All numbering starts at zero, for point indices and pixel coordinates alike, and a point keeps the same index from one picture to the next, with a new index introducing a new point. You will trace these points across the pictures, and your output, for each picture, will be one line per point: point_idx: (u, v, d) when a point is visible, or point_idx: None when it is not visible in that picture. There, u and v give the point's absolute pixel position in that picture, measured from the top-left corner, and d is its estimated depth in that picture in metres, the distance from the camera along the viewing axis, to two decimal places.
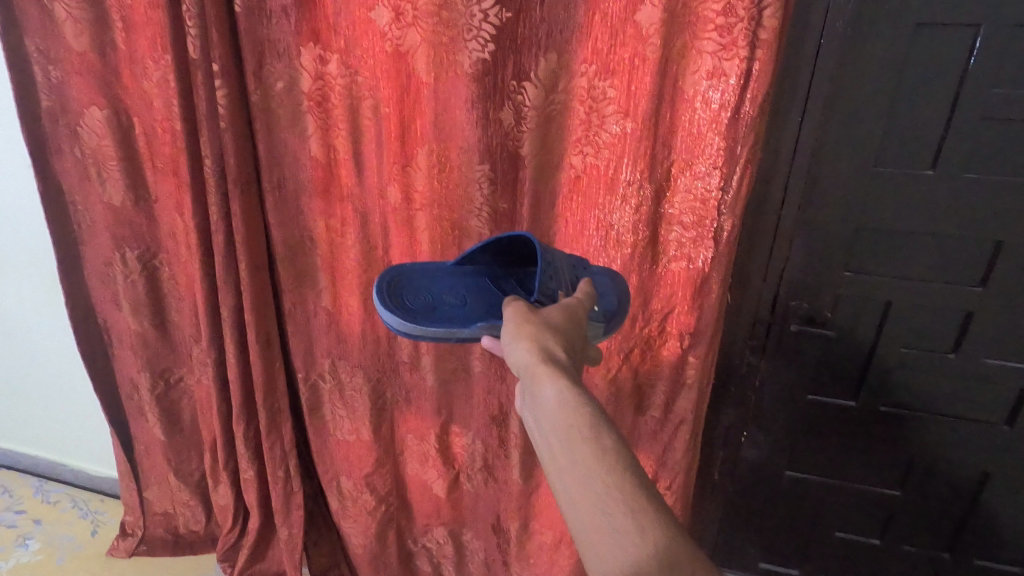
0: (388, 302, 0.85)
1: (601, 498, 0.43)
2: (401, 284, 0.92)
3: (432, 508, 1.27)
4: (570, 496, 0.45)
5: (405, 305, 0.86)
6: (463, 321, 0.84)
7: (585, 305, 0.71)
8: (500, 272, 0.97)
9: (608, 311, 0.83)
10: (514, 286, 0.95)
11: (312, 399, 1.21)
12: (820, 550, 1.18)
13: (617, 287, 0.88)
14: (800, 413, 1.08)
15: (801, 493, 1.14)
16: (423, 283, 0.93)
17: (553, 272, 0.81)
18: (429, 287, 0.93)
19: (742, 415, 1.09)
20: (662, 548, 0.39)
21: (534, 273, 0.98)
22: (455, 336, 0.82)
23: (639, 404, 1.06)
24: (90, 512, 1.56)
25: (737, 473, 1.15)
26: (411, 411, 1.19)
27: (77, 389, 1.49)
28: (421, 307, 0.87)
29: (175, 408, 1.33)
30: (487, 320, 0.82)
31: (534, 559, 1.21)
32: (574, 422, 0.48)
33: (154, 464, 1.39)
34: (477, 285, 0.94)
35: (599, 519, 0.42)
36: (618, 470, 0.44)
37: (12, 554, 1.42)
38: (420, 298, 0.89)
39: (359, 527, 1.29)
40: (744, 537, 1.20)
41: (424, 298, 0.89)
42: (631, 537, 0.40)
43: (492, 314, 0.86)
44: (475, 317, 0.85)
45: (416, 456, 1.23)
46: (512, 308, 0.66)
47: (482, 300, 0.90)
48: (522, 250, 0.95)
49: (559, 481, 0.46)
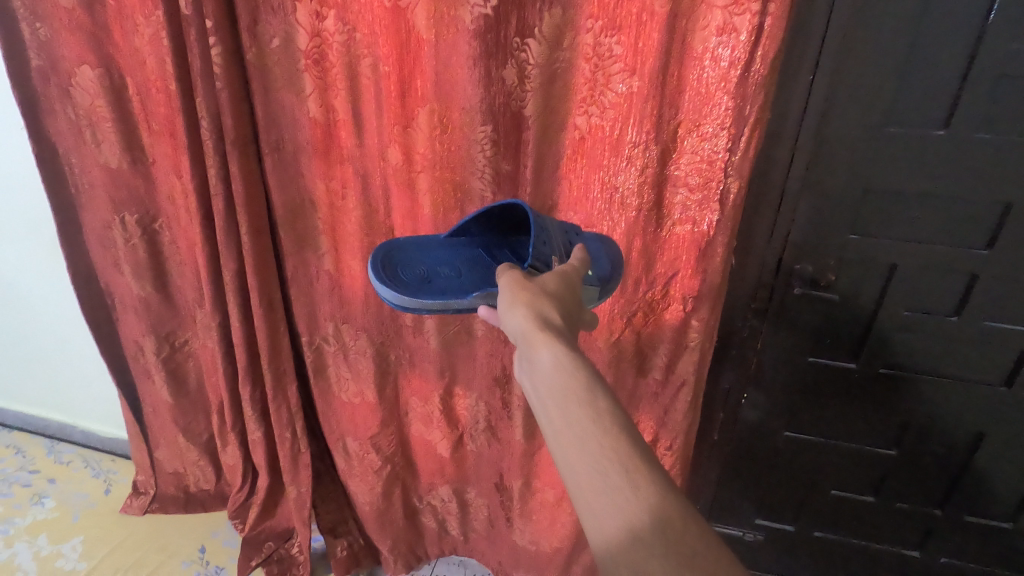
0: (383, 276, 0.85)
1: (597, 458, 0.43)
2: (395, 258, 0.91)
3: (436, 467, 1.30)
4: (566, 458, 0.45)
5: (400, 279, 0.86)
6: (459, 292, 0.84)
7: (579, 272, 0.71)
8: (493, 242, 0.96)
9: (602, 276, 0.83)
10: (508, 255, 0.94)
11: (317, 362, 1.22)
12: (814, 506, 1.21)
13: (610, 253, 0.87)
14: (800, 374, 1.08)
15: (797, 452, 1.16)
16: (417, 256, 0.93)
17: (547, 238, 0.80)
18: (423, 259, 0.92)
19: (742, 376, 1.10)
20: (656, 504, 0.40)
21: (527, 241, 0.97)
22: (452, 307, 0.81)
23: (640, 365, 1.07)
24: (101, 471, 1.60)
25: (736, 434, 1.16)
26: (415, 373, 1.20)
27: (84, 354, 1.51)
28: (416, 279, 0.86)
29: (182, 371, 1.34)
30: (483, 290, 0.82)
31: (537, 516, 1.25)
32: (571, 386, 0.48)
33: (162, 426, 1.41)
34: (471, 256, 0.93)
35: (593, 479, 0.43)
36: (613, 433, 0.44)
37: (29, 511, 1.47)
38: (415, 271, 0.89)
39: (365, 486, 1.31)
40: (740, 496, 1.23)
41: (419, 271, 0.89)
42: (624, 495, 0.41)
43: (487, 284, 0.86)
44: (470, 287, 0.85)
45: (420, 417, 1.25)
46: (507, 275, 0.65)
47: (477, 271, 0.90)
48: (514, 219, 0.94)
49: (556, 444, 0.47)
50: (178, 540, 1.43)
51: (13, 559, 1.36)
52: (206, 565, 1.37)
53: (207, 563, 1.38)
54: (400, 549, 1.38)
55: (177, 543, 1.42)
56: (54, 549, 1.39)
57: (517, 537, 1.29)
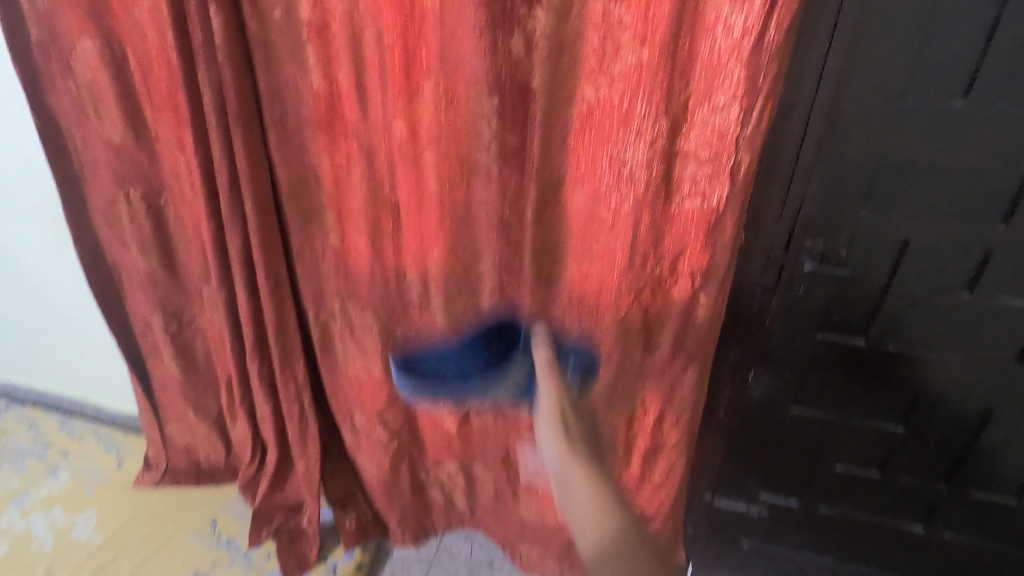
0: (409, 385, 1.22)
1: (586, 492, 0.81)
2: (412, 347, 1.19)
3: (443, 443, 1.30)
4: (565, 494, 0.82)
5: (421, 376, 1.20)
6: (464, 383, 1.18)
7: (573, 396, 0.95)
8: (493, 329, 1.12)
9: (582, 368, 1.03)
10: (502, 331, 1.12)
11: (323, 338, 1.22)
12: (819, 482, 1.20)
13: (587, 348, 1.06)
14: (808, 352, 1.07)
15: (804, 428, 1.15)
16: (428, 336, 1.17)
17: (524, 355, 1.10)
18: (433, 344, 1.17)
19: (750, 352, 1.09)
20: (618, 533, 0.77)
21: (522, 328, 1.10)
22: (459, 402, 1.22)
23: (648, 342, 1.06)
24: (112, 445, 1.61)
25: (743, 410, 1.15)
26: (422, 350, 1.20)
27: (93, 330, 1.52)
28: (433, 377, 1.19)
29: (189, 347, 1.35)
30: (478, 386, 1.18)
31: (543, 491, 1.26)
32: (575, 458, 0.86)
33: (172, 401, 1.43)
34: (472, 344, 1.13)
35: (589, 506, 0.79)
36: (597, 480, 0.83)
37: (44, 485, 1.50)
38: (431, 368, 1.18)
39: (373, 460, 1.33)
40: (745, 471, 1.22)
41: (433, 365, 1.18)
42: (602, 518, 0.78)
43: (486, 383, 1.16)
44: (473, 385, 1.17)
45: (427, 393, 1.25)
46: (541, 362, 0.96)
47: (475, 363, 1.14)
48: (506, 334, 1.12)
49: (562, 480, 0.84)
50: (190, 513, 1.46)
51: (30, 531, 1.41)
52: (218, 537, 1.40)
53: (218, 535, 1.41)
54: (408, 522, 1.41)
55: (188, 516, 1.45)
56: (68, 522, 1.43)
57: (522, 510, 1.32)
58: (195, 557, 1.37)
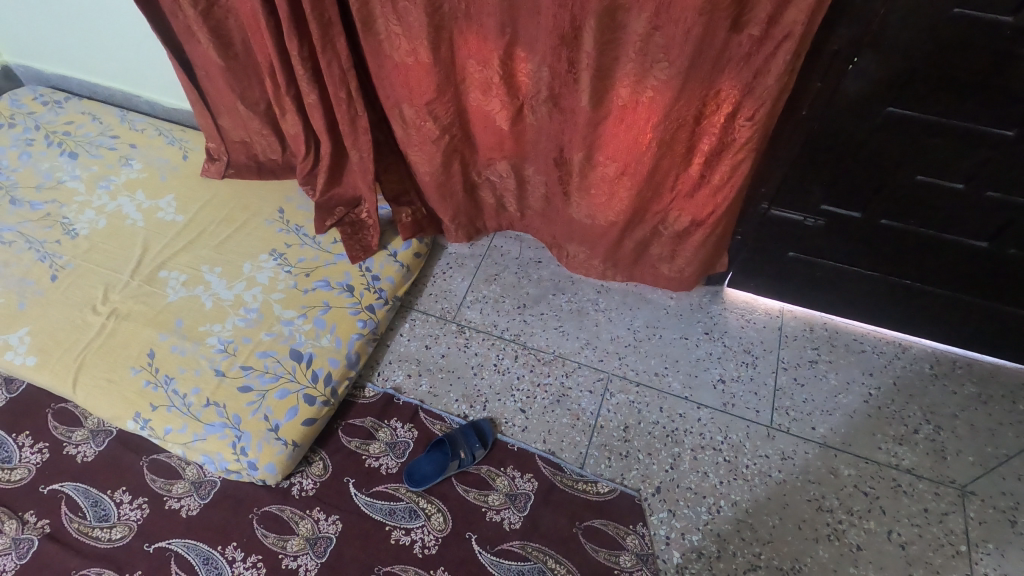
0: (419, 481, 1.19)
1: None
2: (418, 477, 1.20)
3: (496, 142, 1.29)
4: None
5: (423, 478, 1.19)
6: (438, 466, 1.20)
7: None
8: (435, 449, 1.23)
9: (480, 436, 1.25)
10: (442, 447, 1.23)
11: (363, 14, 1.08)
12: (891, 194, 1.10)
13: (483, 432, 1.26)
14: (934, 34, 0.86)
15: (890, 134, 1.01)
16: (417, 470, 1.21)
17: (455, 440, 1.23)
18: (422, 467, 1.21)
19: (859, 34, 0.90)
20: None
21: (442, 437, 1.23)
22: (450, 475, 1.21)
23: (736, 18, 0.90)
24: (176, 140, 1.68)
25: (828, 110, 1.01)
26: (472, 30, 1.07)
27: (119, 12, 1.43)
28: (427, 475, 1.19)
29: (225, 30, 1.24)
30: (449, 463, 1.20)
31: (595, 191, 1.25)
32: None
33: (221, 92, 1.39)
34: (431, 452, 1.23)
35: None
36: None
37: (121, 171, 1.61)
38: (423, 474, 1.20)
39: (425, 157, 1.31)
40: (810, 180, 1.14)
41: (424, 470, 1.20)
42: None
43: (443, 453, 1.22)
44: (442, 462, 1.20)
45: (479, 84, 1.17)
46: None
47: (439, 456, 1.22)
48: (440, 445, 1.23)
49: None
50: (260, 203, 1.57)
51: (122, 210, 1.54)
52: (288, 223, 1.53)
53: (288, 222, 1.53)
54: (460, 220, 1.48)
55: (258, 205, 1.57)
56: (153, 204, 1.56)
57: (573, 211, 1.33)
58: (271, 238, 1.50)
